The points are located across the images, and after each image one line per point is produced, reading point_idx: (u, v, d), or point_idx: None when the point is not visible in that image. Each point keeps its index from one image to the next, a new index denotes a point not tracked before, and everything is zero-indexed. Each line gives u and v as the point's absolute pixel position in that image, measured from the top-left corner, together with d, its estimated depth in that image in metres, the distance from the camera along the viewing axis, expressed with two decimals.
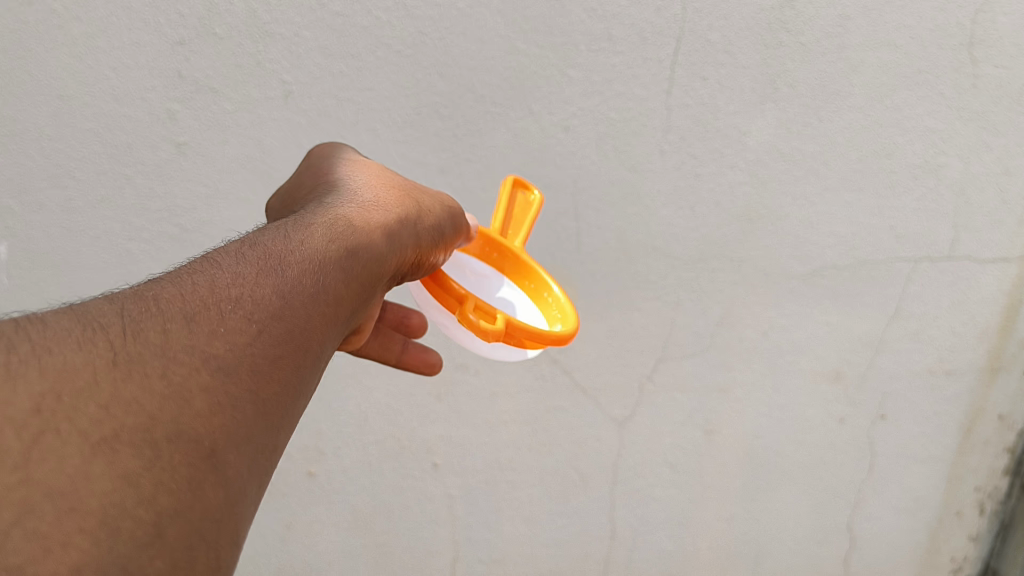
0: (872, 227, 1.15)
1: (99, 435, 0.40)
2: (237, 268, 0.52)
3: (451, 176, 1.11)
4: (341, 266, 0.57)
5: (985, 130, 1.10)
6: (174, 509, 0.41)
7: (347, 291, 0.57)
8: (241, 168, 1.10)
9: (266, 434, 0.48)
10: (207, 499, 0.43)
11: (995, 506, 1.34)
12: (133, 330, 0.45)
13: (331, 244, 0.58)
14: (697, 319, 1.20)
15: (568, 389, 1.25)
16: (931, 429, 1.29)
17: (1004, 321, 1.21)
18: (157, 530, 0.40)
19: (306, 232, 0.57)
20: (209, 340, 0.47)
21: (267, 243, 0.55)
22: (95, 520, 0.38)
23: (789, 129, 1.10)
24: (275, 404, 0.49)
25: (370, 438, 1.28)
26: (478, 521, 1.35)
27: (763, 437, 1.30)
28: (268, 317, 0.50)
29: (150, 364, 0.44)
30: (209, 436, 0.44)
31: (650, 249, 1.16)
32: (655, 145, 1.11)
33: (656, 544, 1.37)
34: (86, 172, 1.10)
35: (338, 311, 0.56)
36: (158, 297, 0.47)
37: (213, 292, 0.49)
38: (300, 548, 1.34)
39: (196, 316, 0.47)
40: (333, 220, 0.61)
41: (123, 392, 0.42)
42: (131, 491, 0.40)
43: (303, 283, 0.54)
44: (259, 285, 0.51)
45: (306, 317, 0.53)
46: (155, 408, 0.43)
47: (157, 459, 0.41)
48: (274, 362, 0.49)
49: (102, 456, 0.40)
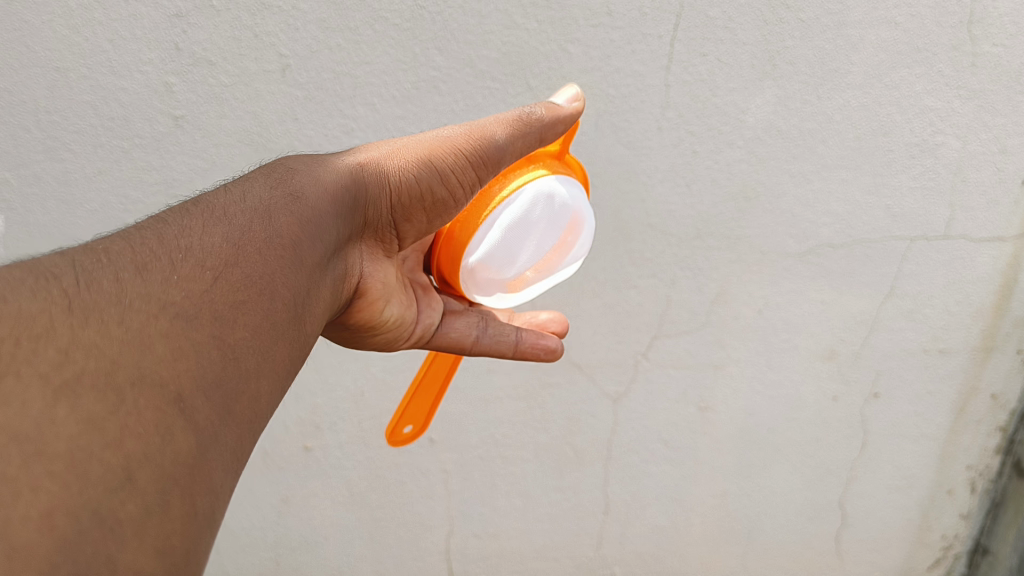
0: (868, 205, 1.15)
1: (60, 378, 0.39)
2: (184, 221, 0.52)
3: None
4: (290, 212, 0.58)
5: (983, 109, 1.10)
6: (143, 454, 0.39)
7: (304, 234, 0.58)
8: (239, 143, 1.11)
9: (237, 380, 0.47)
10: (179, 445, 0.41)
11: (987, 484, 1.35)
12: (86, 280, 0.44)
13: (276, 190, 0.59)
14: (694, 297, 1.21)
15: (564, 366, 1.26)
16: (923, 408, 1.31)
17: (999, 300, 1.22)
18: (128, 474, 0.38)
19: (248, 184, 0.59)
20: (164, 287, 0.47)
21: (210, 199, 0.56)
22: (63, 464, 0.36)
23: (788, 106, 1.10)
24: (245, 345, 0.49)
25: (365, 413, 1.28)
26: (474, 495, 1.36)
27: (757, 415, 1.31)
28: (222, 264, 0.51)
29: (106, 312, 0.43)
30: (176, 381, 0.43)
31: (646, 227, 1.16)
32: (653, 122, 1.11)
33: (652, 519, 1.40)
34: (83, 146, 1.10)
35: (301, 247, 0.58)
36: (109, 250, 0.47)
37: (164, 242, 0.49)
38: (297, 521, 1.35)
39: (146, 266, 0.47)
40: (280, 172, 0.62)
41: (83, 336, 0.41)
42: (97, 435, 0.38)
43: (251, 228, 0.55)
44: (208, 235, 0.52)
45: (261, 261, 0.54)
46: (116, 352, 0.41)
47: (122, 403, 0.40)
48: (236, 303, 0.50)
49: (65, 400, 0.38)
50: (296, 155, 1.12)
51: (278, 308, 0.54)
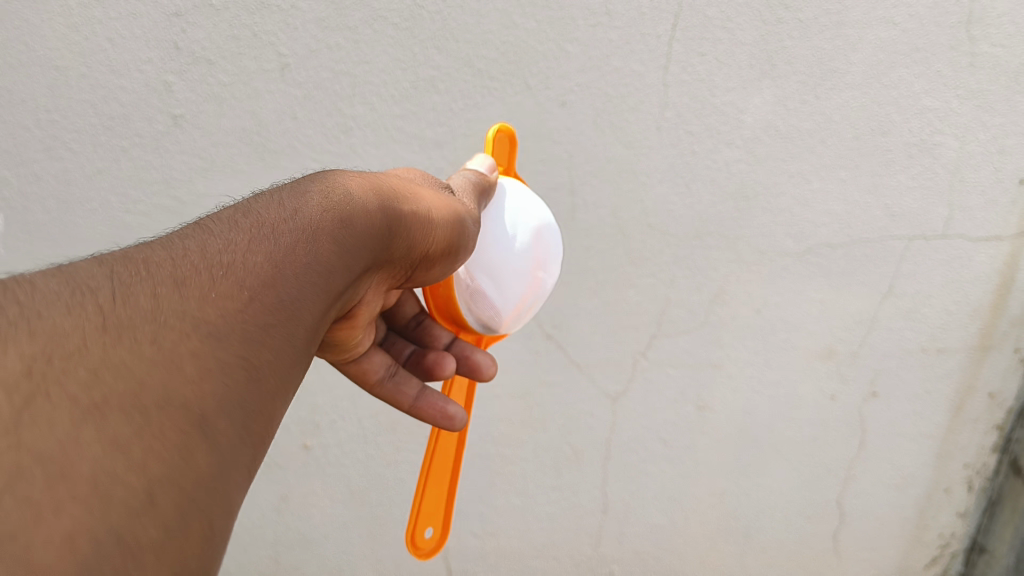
0: (867, 205, 1.15)
1: (89, 399, 0.39)
2: (230, 234, 0.50)
3: (446, 150, 1.12)
4: (333, 239, 0.54)
5: (982, 109, 1.10)
6: (165, 476, 0.38)
7: (341, 264, 0.55)
8: (238, 141, 1.10)
9: (261, 405, 0.46)
10: (200, 466, 0.40)
11: (984, 483, 1.35)
12: (122, 294, 0.44)
13: (329, 211, 0.56)
14: (692, 296, 1.21)
15: (562, 365, 1.26)
16: (921, 407, 1.31)
17: (996, 299, 1.22)
18: (150, 497, 0.37)
19: (303, 197, 0.55)
20: (199, 305, 0.45)
21: (260, 210, 0.53)
22: (86, 488, 0.36)
23: (787, 106, 1.10)
24: (270, 374, 0.47)
25: (365, 412, 1.29)
26: (473, 494, 1.36)
27: (755, 414, 1.31)
28: (259, 285, 0.48)
29: (140, 330, 0.42)
30: (201, 402, 0.42)
31: (645, 226, 1.17)
32: (652, 121, 1.11)
33: (650, 517, 1.40)
34: (83, 145, 1.10)
35: (334, 278, 0.54)
36: (148, 261, 0.46)
37: (205, 257, 0.48)
38: (296, 520, 1.36)
39: (185, 282, 0.46)
40: (334, 186, 0.58)
41: (112, 355, 0.41)
42: (121, 457, 0.37)
43: (294, 252, 0.51)
44: (251, 253, 0.49)
45: (297, 288, 0.51)
46: (144, 372, 0.41)
47: (147, 425, 0.39)
48: (266, 329, 0.48)
49: (92, 422, 0.38)
50: (299, 155, 1.11)
51: (302, 344, 0.50)
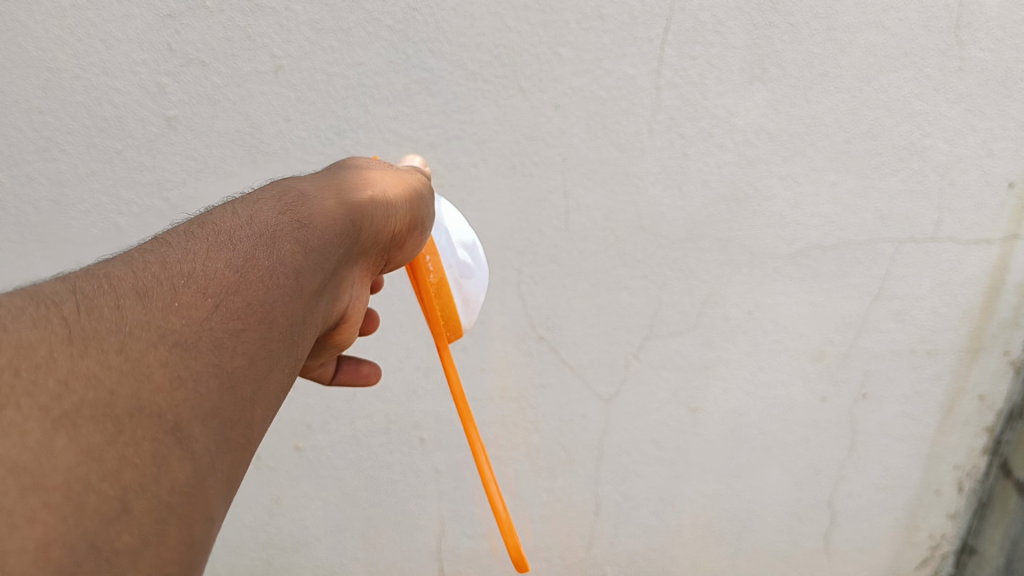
0: (858, 207, 1.16)
1: (60, 409, 0.39)
2: (188, 245, 0.51)
3: (440, 151, 1.13)
4: (296, 241, 0.55)
5: (971, 112, 1.11)
6: (140, 483, 0.40)
7: (309, 265, 0.56)
8: (231, 143, 1.11)
9: (237, 408, 0.46)
10: (176, 473, 0.41)
11: (974, 485, 1.36)
12: (88, 306, 0.44)
13: (284, 215, 0.57)
14: (684, 298, 1.22)
15: (555, 366, 1.26)
16: (911, 408, 1.32)
17: (986, 301, 1.23)
18: (123, 503, 0.39)
19: (256, 207, 0.56)
20: (164, 314, 0.46)
21: (215, 222, 0.54)
22: (60, 496, 0.37)
23: (778, 110, 1.10)
24: (243, 377, 0.48)
25: (358, 413, 1.29)
26: (465, 495, 1.37)
27: (747, 416, 1.32)
28: (222, 292, 0.49)
29: (106, 340, 0.43)
30: (174, 410, 0.43)
31: (637, 229, 1.17)
32: (644, 125, 1.11)
33: (642, 519, 1.41)
34: (76, 146, 1.10)
35: (302, 279, 0.55)
36: (110, 275, 0.46)
37: (166, 268, 0.48)
38: (289, 521, 1.36)
39: (146, 293, 0.46)
40: (289, 195, 0.59)
41: (82, 365, 0.41)
42: (95, 466, 0.38)
43: (254, 258, 0.52)
44: (211, 260, 0.50)
45: (263, 293, 0.51)
46: (114, 382, 0.41)
47: (120, 434, 0.40)
48: (234, 334, 0.48)
49: (63, 431, 0.38)
50: (290, 157, 1.12)
51: (279, 340, 0.52)
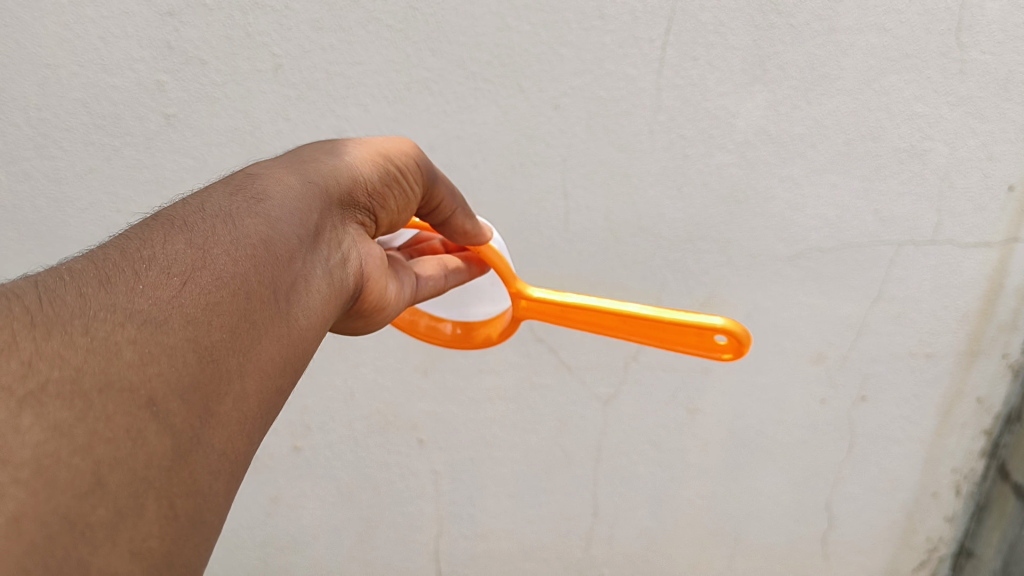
0: (858, 210, 1.16)
1: (25, 389, 0.40)
2: (145, 233, 0.52)
3: (439, 152, 1.13)
4: (262, 214, 0.58)
5: (971, 115, 1.10)
6: (113, 457, 0.42)
7: (280, 232, 0.59)
8: (230, 142, 1.11)
9: (213, 380, 0.49)
10: (153, 447, 0.44)
11: (972, 488, 1.36)
12: (50, 296, 0.45)
13: (240, 195, 0.59)
14: (684, 299, 1.21)
15: (553, 367, 1.26)
16: (909, 411, 1.32)
17: (984, 305, 1.22)
18: (97, 478, 0.41)
19: (216, 193, 0.59)
20: (128, 296, 0.47)
21: (174, 210, 0.56)
22: (30, 470, 0.38)
23: (779, 111, 1.10)
24: (222, 348, 0.51)
25: (357, 414, 1.28)
26: (463, 496, 1.37)
27: (745, 417, 1.32)
28: (188, 269, 0.51)
29: (70, 324, 0.44)
30: (147, 385, 0.45)
31: (637, 229, 1.17)
32: (645, 125, 1.11)
33: (640, 520, 1.41)
34: (74, 143, 1.10)
35: (275, 246, 0.57)
36: (71, 269, 0.48)
37: (127, 255, 0.50)
38: (286, 520, 1.37)
39: (110, 279, 0.47)
40: (250, 179, 0.62)
41: (46, 348, 0.42)
42: (66, 441, 0.40)
43: (219, 234, 0.55)
44: (171, 243, 0.52)
45: (232, 265, 0.54)
46: (82, 360, 0.43)
47: (89, 410, 0.42)
48: (205, 308, 0.50)
49: (30, 409, 0.40)
50: None
51: (257, 305, 0.54)
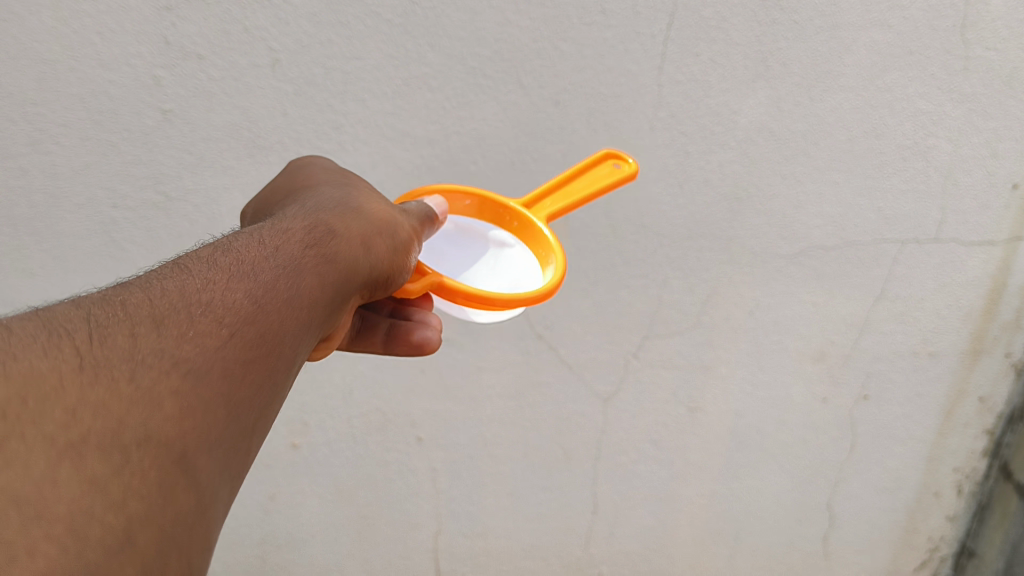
0: (860, 207, 1.15)
1: (66, 439, 0.42)
2: (208, 274, 0.56)
3: (439, 148, 1.12)
4: (313, 273, 0.62)
5: (975, 112, 1.10)
6: (143, 515, 0.43)
7: (319, 295, 0.62)
8: (228, 138, 1.10)
9: (238, 438, 0.51)
10: (180, 504, 0.45)
11: (973, 487, 1.37)
12: (100, 333, 0.47)
13: (304, 251, 0.63)
14: (684, 297, 1.20)
15: (554, 365, 1.25)
16: (911, 410, 1.31)
17: (988, 303, 1.23)
18: (128, 536, 0.42)
19: (279, 238, 0.62)
20: (178, 343, 0.50)
21: (239, 249, 0.59)
22: (62, 527, 0.39)
23: (780, 107, 1.09)
24: (248, 408, 0.53)
25: (354, 411, 1.27)
26: (462, 495, 1.36)
27: (745, 416, 1.31)
28: (239, 322, 0.54)
29: (117, 368, 0.46)
30: (180, 439, 0.47)
31: (638, 227, 1.16)
32: (646, 122, 1.10)
33: (640, 519, 1.40)
34: (71, 140, 1.08)
35: (314, 310, 0.61)
36: (126, 302, 0.51)
37: (184, 296, 0.53)
38: (283, 518, 1.35)
39: (163, 321, 0.51)
40: (308, 228, 0.66)
41: (90, 394, 0.44)
42: (100, 496, 0.41)
43: (274, 289, 0.58)
44: (230, 292, 0.55)
45: (277, 323, 0.57)
46: (123, 412, 0.45)
47: (126, 463, 0.44)
48: (245, 364, 0.53)
49: (69, 460, 0.41)
50: (286, 152, 1.11)
51: (286, 367, 0.57)
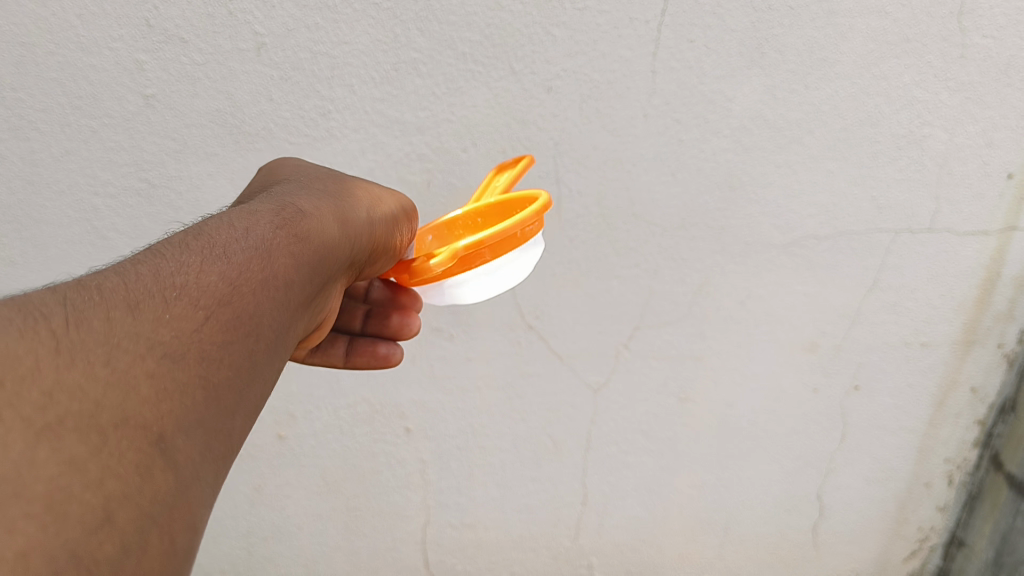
0: (853, 196, 1.14)
1: (43, 421, 0.41)
2: (182, 256, 0.53)
3: (428, 135, 1.09)
4: (290, 252, 0.60)
5: (971, 101, 1.09)
6: (122, 494, 0.42)
7: (297, 274, 0.60)
8: (211, 124, 1.07)
9: (221, 419, 0.49)
10: (159, 484, 0.44)
11: (964, 477, 1.37)
12: (76, 318, 0.45)
13: (280, 229, 0.60)
14: (676, 288, 1.19)
15: (544, 356, 1.24)
16: (903, 401, 1.31)
17: (981, 293, 1.22)
18: (107, 515, 0.41)
19: (252, 218, 0.60)
20: (154, 327, 0.48)
21: (212, 232, 0.57)
22: (41, 505, 0.38)
23: (776, 95, 1.08)
24: (228, 388, 0.51)
25: (341, 402, 1.25)
26: (450, 486, 1.35)
27: (737, 407, 1.30)
28: (214, 303, 0.52)
29: (93, 352, 0.45)
30: (158, 422, 0.45)
31: (629, 216, 1.14)
32: (639, 109, 1.08)
33: (629, 510, 1.40)
34: (50, 125, 1.06)
35: (290, 288, 0.59)
36: (100, 287, 0.48)
37: (158, 279, 0.51)
38: (270, 510, 1.33)
39: (138, 305, 0.48)
40: (284, 207, 0.63)
41: (67, 378, 0.43)
42: (78, 476, 0.40)
43: (249, 268, 0.56)
44: (204, 273, 0.53)
45: (253, 303, 0.55)
46: (100, 395, 0.43)
47: (104, 445, 0.42)
48: (224, 346, 0.51)
49: (47, 442, 0.40)
50: (273, 138, 1.09)
51: (264, 348, 0.55)
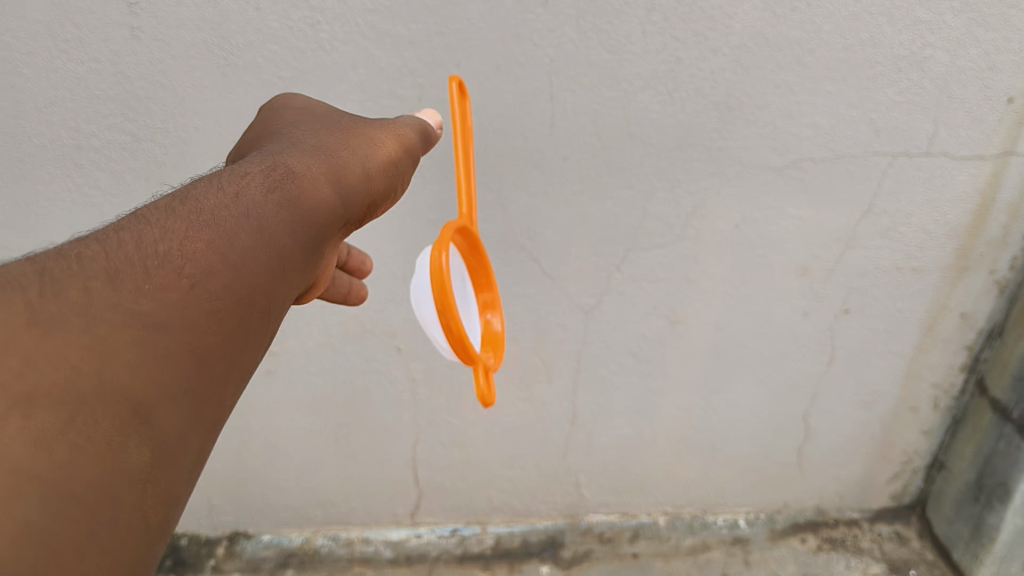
0: (852, 119, 1.11)
1: (10, 395, 0.39)
2: (168, 223, 0.53)
3: (421, 49, 1.03)
4: (282, 214, 0.59)
5: (975, 22, 1.04)
6: (99, 483, 0.40)
7: (294, 241, 0.59)
8: (198, 32, 1.01)
9: (206, 388, 0.49)
10: (134, 460, 0.42)
11: (950, 402, 1.40)
12: (55, 288, 0.44)
13: (273, 191, 0.59)
14: (669, 210, 1.18)
15: (536, 277, 1.23)
16: (893, 326, 1.31)
17: (975, 220, 1.20)
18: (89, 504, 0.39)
19: (243, 180, 0.59)
20: (137, 297, 0.47)
21: (201, 197, 0.56)
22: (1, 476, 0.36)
23: (776, 12, 1.02)
24: (214, 359, 0.50)
25: (333, 319, 1.22)
26: (440, 405, 1.35)
27: (726, 329, 1.31)
28: (202, 273, 0.51)
29: (72, 320, 0.43)
30: (141, 396, 0.44)
31: (624, 137, 1.11)
32: (635, 26, 1.02)
33: (617, 430, 1.41)
34: (29, 31, 0.99)
35: (287, 254, 0.58)
36: (81, 254, 0.48)
37: (142, 246, 0.50)
38: (263, 424, 1.35)
39: (120, 274, 0.48)
40: (277, 167, 0.62)
41: (42, 346, 0.41)
42: (45, 455, 0.38)
43: (238, 235, 0.55)
44: (191, 241, 0.52)
45: (243, 273, 0.54)
46: (80, 362, 0.42)
47: (73, 417, 0.40)
48: (211, 312, 0.51)
49: (17, 411, 0.38)
50: (259, 51, 1.03)
51: (258, 317, 0.55)
